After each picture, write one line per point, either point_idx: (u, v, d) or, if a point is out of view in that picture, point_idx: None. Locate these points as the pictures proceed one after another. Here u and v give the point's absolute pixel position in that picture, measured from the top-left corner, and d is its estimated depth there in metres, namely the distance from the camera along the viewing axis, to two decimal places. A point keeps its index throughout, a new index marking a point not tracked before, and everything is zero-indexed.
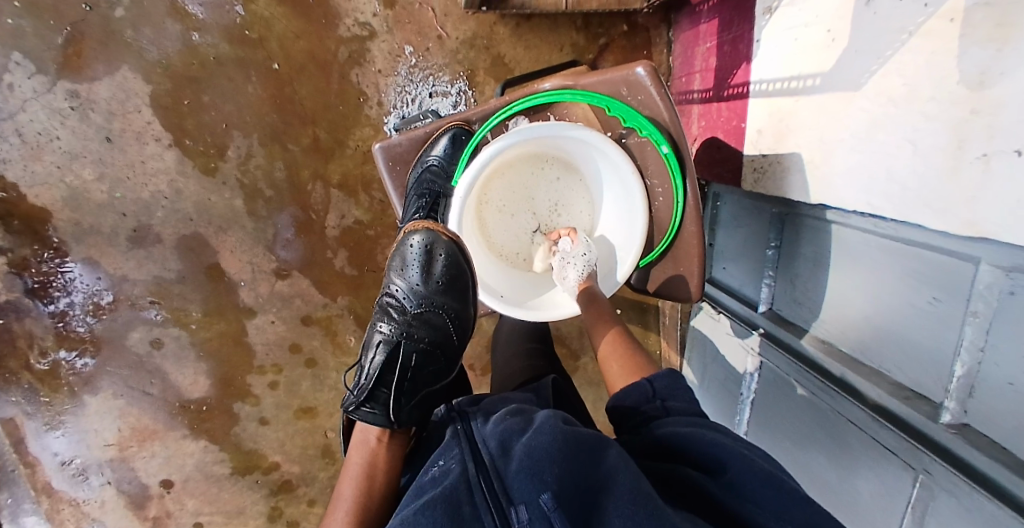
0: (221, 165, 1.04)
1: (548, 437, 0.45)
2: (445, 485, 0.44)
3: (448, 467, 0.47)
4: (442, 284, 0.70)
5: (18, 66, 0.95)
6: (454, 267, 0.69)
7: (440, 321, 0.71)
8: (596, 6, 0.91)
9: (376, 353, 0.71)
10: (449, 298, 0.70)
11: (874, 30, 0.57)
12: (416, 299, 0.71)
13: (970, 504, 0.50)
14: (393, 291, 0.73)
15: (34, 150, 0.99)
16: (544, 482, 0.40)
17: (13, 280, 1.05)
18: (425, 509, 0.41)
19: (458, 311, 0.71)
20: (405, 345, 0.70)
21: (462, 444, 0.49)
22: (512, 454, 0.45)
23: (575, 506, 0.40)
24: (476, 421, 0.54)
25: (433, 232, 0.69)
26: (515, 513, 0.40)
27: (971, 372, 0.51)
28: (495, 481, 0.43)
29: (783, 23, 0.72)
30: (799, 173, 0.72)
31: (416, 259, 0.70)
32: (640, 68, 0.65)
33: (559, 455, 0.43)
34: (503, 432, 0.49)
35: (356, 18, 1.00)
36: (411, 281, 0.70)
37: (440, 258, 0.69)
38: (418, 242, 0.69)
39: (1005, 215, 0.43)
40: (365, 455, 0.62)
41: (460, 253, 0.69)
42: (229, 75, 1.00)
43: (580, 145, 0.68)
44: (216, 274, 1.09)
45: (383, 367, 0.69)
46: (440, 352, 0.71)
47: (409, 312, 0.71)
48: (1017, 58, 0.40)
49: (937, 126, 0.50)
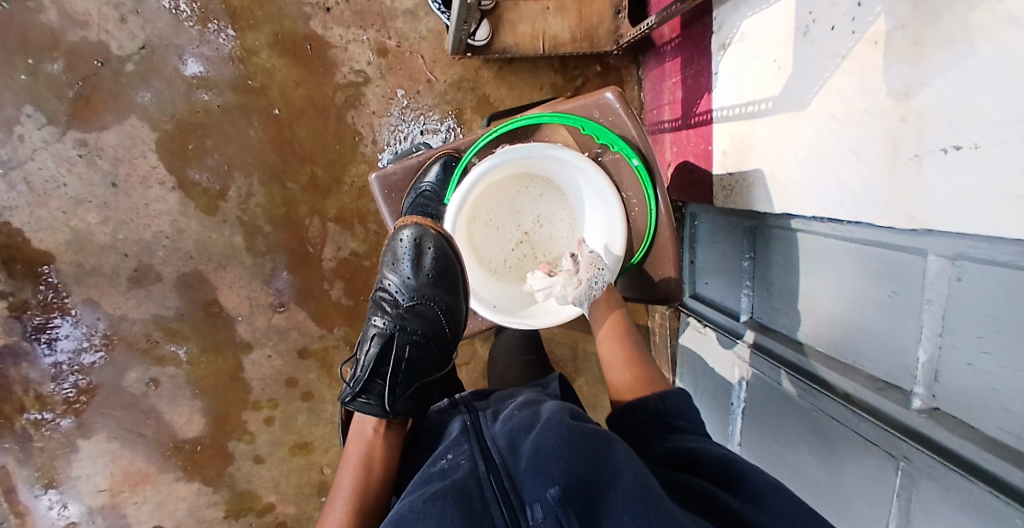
0: (222, 205, 1.09)
1: (556, 432, 0.46)
2: (454, 477, 0.45)
3: (457, 462, 0.49)
4: (432, 276, 0.73)
5: (30, 117, 1.01)
6: (443, 259, 0.73)
7: (432, 313, 0.74)
8: (570, 48, 0.99)
9: (371, 345, 0.74)
10: (439, 290, 0.74)
11: (811, 57, 0.65)
12: (408, 293, 0.74)
13: (949, 484, 0.52)
14: (386, 287, 0.76)
15: (41, 197, 1.04)
16: (551, 478, 0.41)
17: (13, 323, 1.06)
18: (435, 499, 0.42)
19: (448, 302, 0.74)
20: (399, 338, 0.74)
21: (471, 443, 0.51)
22: (521, 450, 0.47)
23: (584, 502, 0.40)
24: (485, 421, 0.56)
25: (422, 226, 0.73)
26: (530, 513, 0.40)
27: (933, 358, 0.55)
28: (503, 474, 0.45)
29: (735, 58, 0.81)
30: (762, 187, 0.79)
31: (406, 253, 0.74)
32: (609, 93, 0.72)
33: (566, 451, 0.44)
34: (510, 430, 0.51)
35: (351, 66, 1.08)
36: (402, 276, 0.74)
37: (430, 251, 0.73)
38: (408, 236, 0.73)
39: (942, 206, 0.49)
40: (363, 447, 0.65)
41: (448, 245, 0.73)
42: (232, 121, 1.07)
43: (560, 165, 0.74)
44: (214, 310, 1.12)
45: (378, 358, 0.72)
46: (433, 344, 0.74)
47: (402, 305, 0.75)
48: (935, 70, 0.47)
49: (873, 134, 0.56)
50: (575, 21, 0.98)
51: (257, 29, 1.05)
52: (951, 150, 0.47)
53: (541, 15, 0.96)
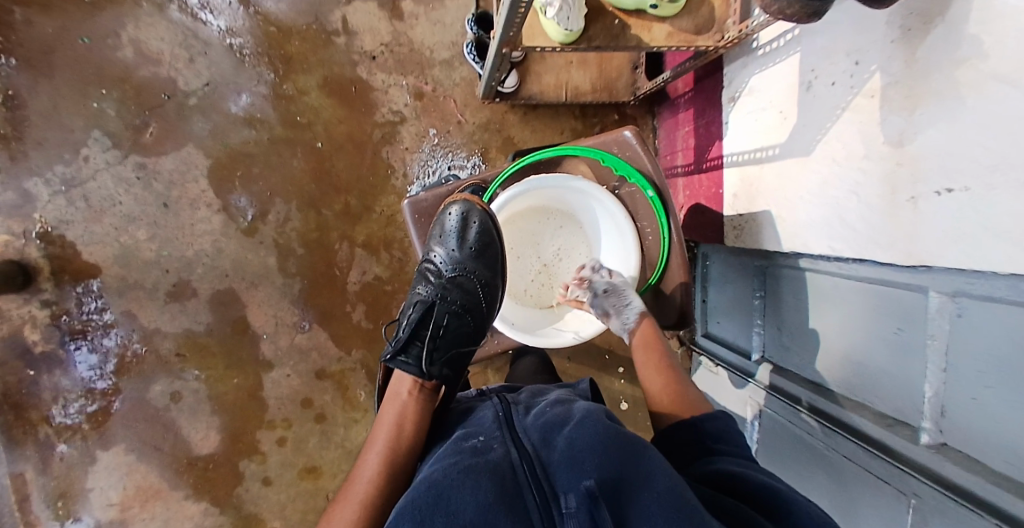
0: (261, 227, 1.16)
1: (592, 431, 0.48)
2: (488, 457, 0.48)
3: (490, 444, 0.51)
4: (475, 250, 0.77)
5: (96, 141, 1.13)
6: (486, 235, 0.76)
7: (472, 286, 0.77)
8: (591, 97, 1.07)
9: (413, 310, 0.79)
10: (480, 264, 0.77)
11: (814, 108, 0.70)
12: (452, 265, 0.78)
13: (961, 521, 0.52)
14: (431, 257, 0.80)
15: (96, 213, 1.13)
16: (585, 471, 0.43)
17: (52, 331, 1.13)
18: (469, 474, 0.45)
19: (488, 277, 0.78)
20: (440, 306, 0.78)
21: (504, 430, 0.53)
22: (555, 443, 0.49)
23: (618, 500, 0.42)
24: (518, 411, 0.58)
25: (468, 201, 0.77)
26: (563, 501, 0.42)
27: (940, 392, 0.56)
28: (536, 461, 0.47)
29: (745, 109, 0.87)
30: (771, 227, 0.83)
31: (451, 226, 0.77)
32: (627, 131, 0.79)
33: (601, 448, 0.46)
34: (543, 424, 0.53)
35: (390, 107, 1.18)
36: (447, 247, 0.77)
37: (474, 225, 0.76)
38: (454, 209, 0.77)
39: (938, 245, 0.52)
40: (397, 408, 0.67)
41: (490, 220, 0.77)
42: (277, 152, 1.16)
43: (578, 196, 0.80)
44: (241, 327, 1.17)
45: (418, 322, 0.77)
46: (470, 317, 0.77)
47: (445, 276, 0.78)
48: (926, 120, 0.52)
49: (873, 178, 0.61)
50: (596, 74, 1.06)
51: (309, 72, 1.16)
52: (944, 193, 0.50)
53: (565, 68, 1.05)
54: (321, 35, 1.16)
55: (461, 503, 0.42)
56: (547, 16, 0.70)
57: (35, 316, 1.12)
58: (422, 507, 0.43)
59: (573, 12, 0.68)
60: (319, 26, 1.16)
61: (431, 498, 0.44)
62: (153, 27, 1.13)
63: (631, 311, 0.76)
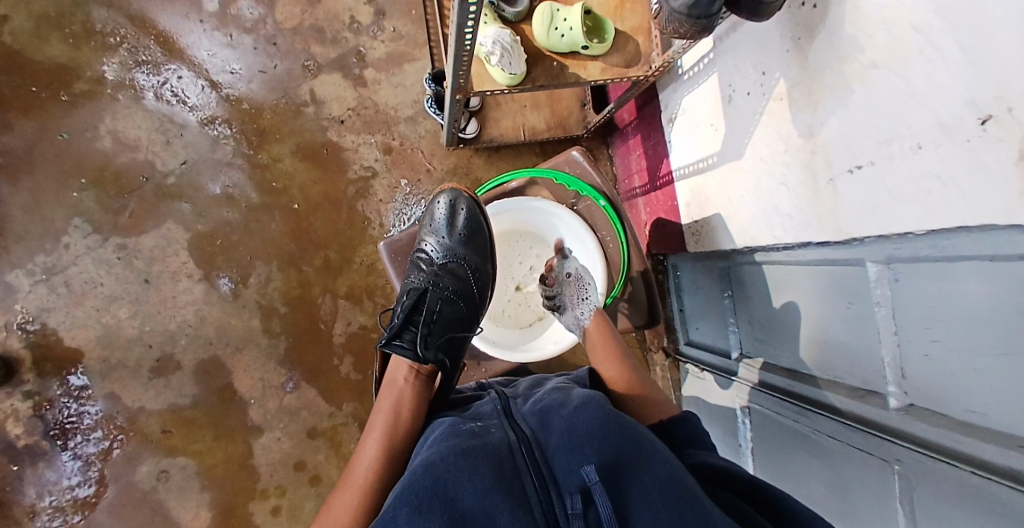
0: (243, 290, 1.19)
1: (592, 414, 0.50)
2: (487, 440, 0.49)
3: (488, 429, 0.52)
4: (465, 236, 0.83)
5: (77, 228, 1.16)
6: (473, 220, 0.83)
7: (463, 272, 0.82)
8: (546, 134, 1.15)
9: (406, 297, 0.81)
10: (470, 249, 0.82)
11: (738, 116, 0.78)
12: (442, 251, 0.83)
13: (939, 478, 0.53)
14: (423, 247, 0.85)
15: (78, 297, 1.15)
16: (585, 455, 0.44)
17: (35, 422, 1.13)
18: (468, 457, 0.46)
19: (478, 262, 0.83)
20: (433, 292, 0.81)
21: (502, 418, 0.55)
22: (552, 426, 0.50)
23: (616, 484, 0.43)
24: (516, 402, 0.60)
25: (456, 188, 0.84)
26: (564, 487, 0.43)
27: (897, 356, 0.59)
28: (533, 444, 0.48)
29: (682, 128, 0.96)
30: (724, 229, 0.89)
31: (442, 214, 0.84)
32: (575, 151, 0.89)
33: (599, 432, 0.47)
34: (541, 409, 0.55)
35: (361, 164, 1.25)
36: (439, 235, 0.83)
37: (462, 212, 0.83)
38: (443, 198, 0.84)
39: (861, 218, 0.58)
40: (395, 393, 0.70)
41: (477, 206, 0.84)
42: (256, 218, 1.21)
43: (542, 216, 0.90)
44: (228, 395, 1.17)
45: (412, 308, 0.79)
46: (462, 302, 0.81)
47: (437, 264, 0.83)
48: (827, 110, 0.60)
49: (794, 170, 0.68)
50: (549, 114, 1.15)
51: (282, 141, 1.23)
52: (854, 170, 0.57)
53: (519, 112, 1.14)
54: (291, 107, 1.24)
55: (460, 489, 0.43)
56: (491, 63, 0.79)
57: (18, 409, 1.12)
58: (419, 492, 0.43)
59: (514, 58, 0.78)
60: (289, 100, 1.24)
61: (428, 482, 0.44)
62: (130, 116, 1.20)
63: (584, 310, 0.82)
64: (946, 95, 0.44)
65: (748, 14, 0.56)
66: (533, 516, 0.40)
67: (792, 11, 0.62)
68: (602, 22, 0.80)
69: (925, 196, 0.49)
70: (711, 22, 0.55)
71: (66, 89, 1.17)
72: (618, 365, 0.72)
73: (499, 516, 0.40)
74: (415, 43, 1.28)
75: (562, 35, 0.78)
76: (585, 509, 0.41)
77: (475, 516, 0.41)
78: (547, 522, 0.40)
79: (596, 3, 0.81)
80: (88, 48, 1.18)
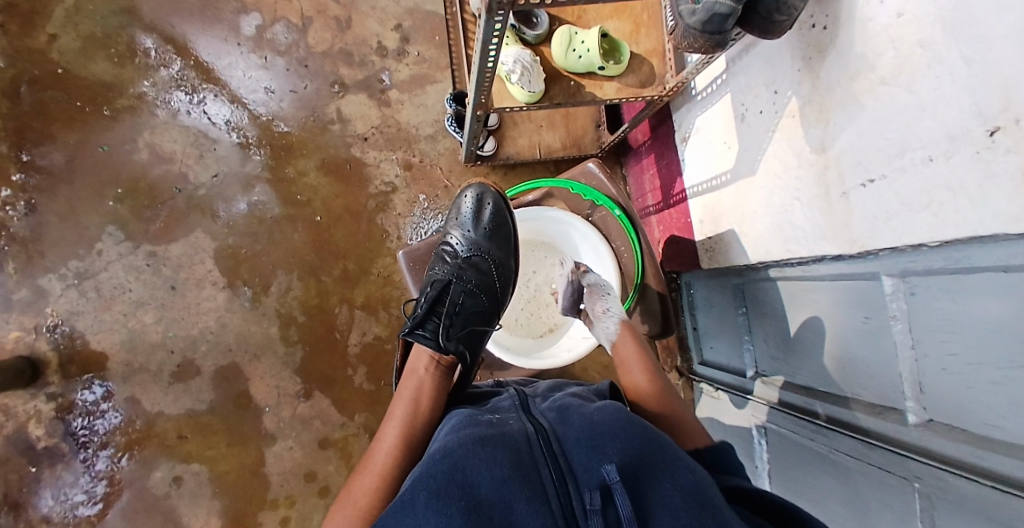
0: (264, 299, 1.22)
1: (613, 416, 0.50)
2: (506, 431, 0.50)
3: (505, 420, 0.53)
4: (490, 231, 0.86)
5: (110, 236, 1.21)
6: (499, 215, 0.86)
7: (487, 266, 0.85)
8: (561, 153, 1.18)
9: (429, 289, 0.84)
10: (494, 244, 0.86)
11: (751, 133, 0.80)
12: (467, 245, 0.86)
13: (960, 497, 0.51)
14: (448, 241, 0.88)
15: (106, 302, 1.20)
16: (606, 455, 0.45)
17: (57, 423, 1.16)
18: (487, 445, 0.46)
19: (501, 257, 0.86)
20: (457, 284, 0.83)
21: (520, 412, 0.56)
22: (571, 423, 0.51)
23: (635, 486, 0.43)
24: (534, 400, 0.61)
25: (483, 184, 0.88)
26: (581, 483, 0.43)
27: (914, 371, 0.58)
28: (551, 437, 0.49)
29: (695, 147, 0.98)
30: (738, 243, 0.90)
31: (469, 209, 0.87)
32: (591, 163, 0.92)
33: (620, 433, 0.47)
34: (560, 407, 0.56)
35: (382, 179, 1.29)
36: (465, 229, 0.86)
37: (488, 207, 0.87)
38: (470, 193, 0.87)
39: (874, 229, 0.59)
40: (415, 383, 0.71)
41: (502, 203, 0.88)
42: (279, 229, 1.25)
43: (558, 227, 0.93)
44: (243, 402, 1.19)
45: (435, 300, 0.81)
46: (484, 296, 0.84)
47: (461, 257, 0.86)
48: (839, 126, 0.61)
49: (807, 185, 0.69)
50: (565, 133, 1.18)
51: (308, 157, 1.28)
52: (867, 183, 0.58)
53: (535, 131, 1.18)
54: (318, 125, 1.29)
55: (477, 475, 0.43)
56: (511, 81, 0.83)
57: (41, 410, 1.16)
58: (437, 476, 0.44)
59: (533, 76, 0.81)
60: (316, 118, 1.30)
61: (446, 467, 0.45)
62: (167, 131, 1.26)
63: (608, 319, 0.81)
64: (954, 108, 0.46)
65: (760, 32, 0.58)
66: (550, 507, 0.41)
67: (802, 32, 0.65)
68: (618, 44, 0.83)
69: (936, 207, 0.49)
70: (724, 37, 0.57)
71: (109, 105, 1.25)
72: (650, 382, 0.71)
73: (516, 505, 0.41)
74: (438, 67, 1.33)
75: (580, 56, 0.81)
76: (604, 505, 0.40)
77: (492, 503, 0.41)
78: (563, 514, 0.40)
79: (612, 27, 0.85)
80: (132, 68, 1.26)
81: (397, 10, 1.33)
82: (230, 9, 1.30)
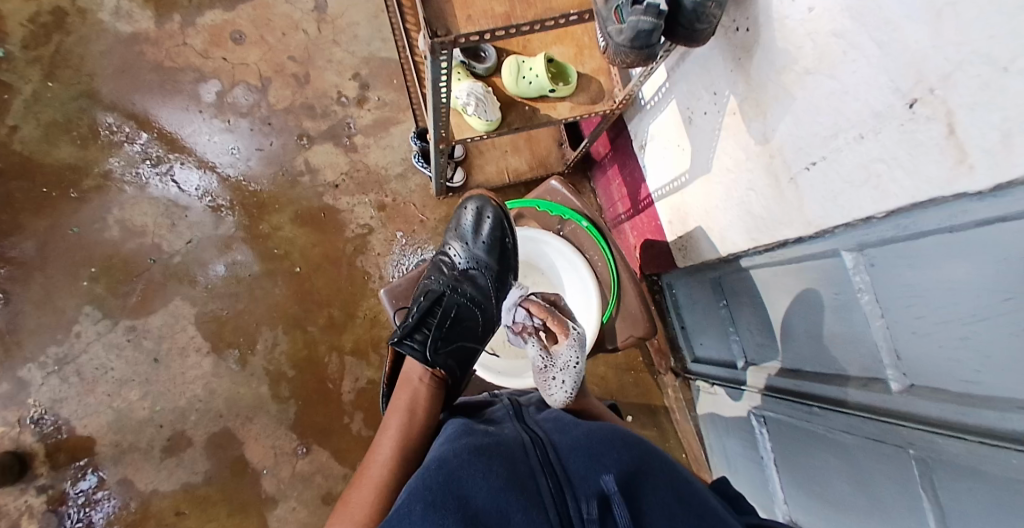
0: (251, 357, 1.21)
1: (610, 427, 0.51)
2: (502, 441, 0.50)
3: (502, 430, 0.54)
4: (489, 243, 0.88)
5: (88, 316, 1.20)
6: (498, 229, 0.88)
7: (483, 280, 0.87)
8: (528, 174, 1.22)
9: (423, 298, 0.84)
10: (492, 258, 0.87)
11: (700, 133, 0.84)
12: (466, 257, 0.88)
13: (951, 457, 0.51)
14: (447, 252, 0.90)
15: (88, 385, 1.17)
16: (604, 464, 0.45)
17: (49, 517, 1.12)
18: (484, 458, 0.46)
19: (498, 271, 0.88)
20: (452, 295, 0.84)
21: (516, 421, 0.56)
22: (567, 431, 0.51)
23: (634, 495, 0.43)
24: (529, 409, 0.61)
25: (484, 197, 0.91)
26: (577, 490, 0.43)
27: (889, 337, 0.59)
28: (547, 446, 0.49)
29: (653, 154, 1.02)
30: (706, 239, 0.94)
31: (469, 220, 0.89)
32: (553, 181, 0.96)
33: (617, 443, 0.48)
34: (555, 417, 0.56)
35: (358, 222, 1.30)
36: (465, 241, 0.88)
37: (489, 220, 0.89)
38: (472, 206, 0.90)
39: (824, 207, 0.62)
40: (410, 392, 0.72)
41: (502, 215, 0.90)
42: (260, 285, 1.25)
43: (531, 245, 0.96)
44: (241, 467, 1.16)
45: (427, 309, 0.82)
46: (478, 312, 0.85)
47: (458, 269, 0.88)
48: (776, 118, 0.65)
49: (758, 174, 0.73)
50: (529, 155, 1.22)
51: (281, 211, 1.29)
52: (810, 166, 0.62)
53: (502, 157, 1.22)
54: (288, 179, 1.31)
55: (473, 487, 0.43)
56: (467, 113, 0.86)
57: (31, 505, 1.12)
58: (433, 487, 0.44)
59: (488, 107, 0.84)
60: (285, 172, 1.31)
61: (441, 478, 0.45)
62: (137, 205, 1.26)
63: (555, 394, 0.66)
64: (874, 87, 0.49)
65: (686, 42, 0.61)
66: (547, 516, 0.40)
67: (728, 37, 0.69)
68: (564, 68, 0.87)
69: (875, 180, 0.53)
70: (652, 49, 0.61)
71: (76, 187, 1.25)
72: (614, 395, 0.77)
73: (513, 514, 0.40)
74: (399, 108, 1.37)
75: (530, 82, 0.85)
76: (601, 516, 0.41)
77: (488, 514, 0.41)
78: (560, 523, 0.40)
79: (557, 52, 0.88)
80: (96, 147, 1.28)
81: (353, 60, 1.37)
82: (189, 79, 1.33)
